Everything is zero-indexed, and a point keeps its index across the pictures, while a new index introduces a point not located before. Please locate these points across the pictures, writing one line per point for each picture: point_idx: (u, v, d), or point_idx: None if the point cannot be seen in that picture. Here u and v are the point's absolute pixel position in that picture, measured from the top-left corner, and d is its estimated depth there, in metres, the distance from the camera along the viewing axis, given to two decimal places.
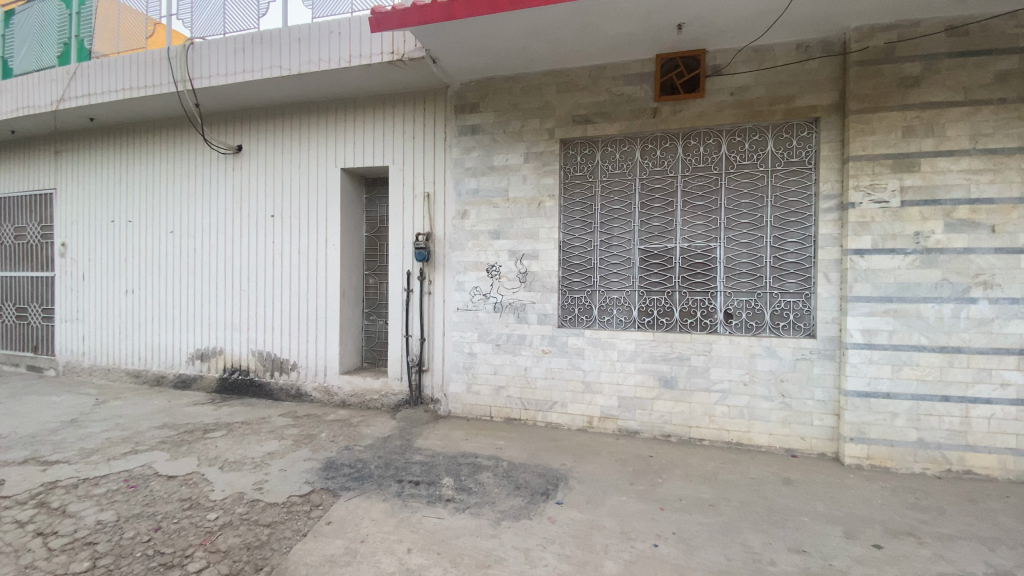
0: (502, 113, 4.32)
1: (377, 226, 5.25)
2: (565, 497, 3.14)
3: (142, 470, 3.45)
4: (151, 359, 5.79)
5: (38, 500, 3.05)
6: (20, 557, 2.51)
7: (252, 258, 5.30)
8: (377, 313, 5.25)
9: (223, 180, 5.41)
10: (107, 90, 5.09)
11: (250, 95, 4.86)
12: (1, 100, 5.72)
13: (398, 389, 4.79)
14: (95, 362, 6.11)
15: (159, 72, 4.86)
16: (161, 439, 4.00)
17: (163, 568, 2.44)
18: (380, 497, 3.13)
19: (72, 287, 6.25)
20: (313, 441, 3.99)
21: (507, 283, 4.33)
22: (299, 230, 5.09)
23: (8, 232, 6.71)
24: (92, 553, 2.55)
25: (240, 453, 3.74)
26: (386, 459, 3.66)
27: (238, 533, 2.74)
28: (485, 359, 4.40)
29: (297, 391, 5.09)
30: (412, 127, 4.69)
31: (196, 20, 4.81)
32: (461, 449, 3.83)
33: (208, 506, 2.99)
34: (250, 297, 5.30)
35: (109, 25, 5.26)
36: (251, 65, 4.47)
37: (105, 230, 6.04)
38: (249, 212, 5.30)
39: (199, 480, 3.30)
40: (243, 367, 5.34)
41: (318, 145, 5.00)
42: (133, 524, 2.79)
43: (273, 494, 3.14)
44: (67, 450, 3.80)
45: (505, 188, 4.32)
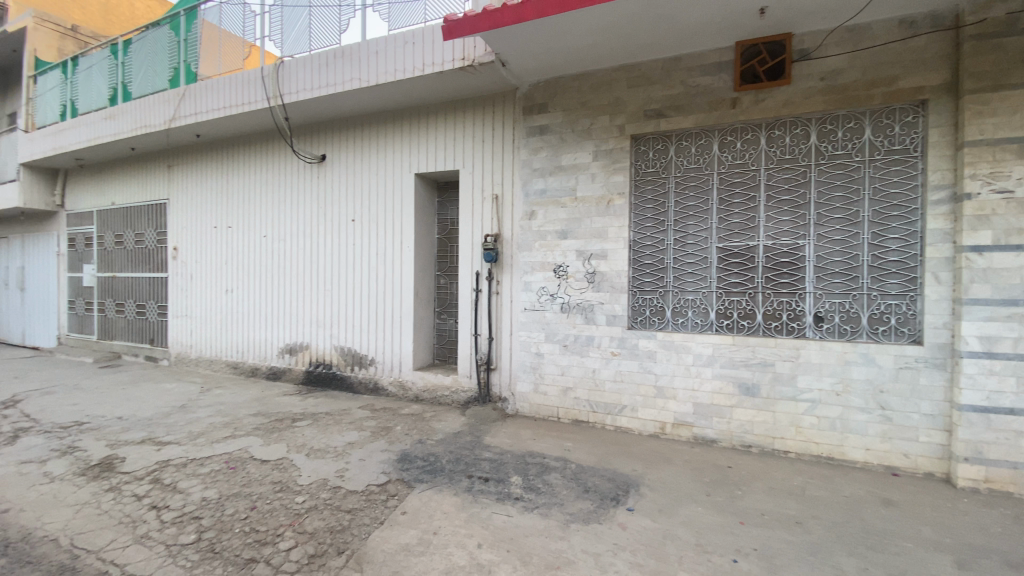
0: (570, 112, 4.29)
1: (448, 228, 5.39)
2: (637, 504, 3.04)
3: (238, 453, 3.77)
4: (248, 352, 6.32)
5: (153, 476, 3.43)
6: (139, 527, 2.83)
7: (334, 259, 5.63)
8: (448, 312, 5.40)
9: (309, 187, 5.80)
10: (211, 108, 5.64)
11: (333, 106, 5.17)
12: (124, 121, 6.49)
13: (467, 386, 4.88)
14: (201, 353, 6.77)
15: (254, 90, 5.31)
16: (255, 426, 4.35)
17: (258, 544, 2.65)
18: (451, 492, 3.21)
19: (182, 286, 6.97)
20: (388, 433, 4.17)
21: (575, 283, 4.28)
22: (376, 232, 5.34)
23: (130, 238, 7.61)
24: (198, 527, 2.82)
25: (323, 442, 3.98)
26: (456, 454, 3.74)
27: (323, 516, 2.91)
28: (553, 359, 4.38)
29: (374, 385, 5.34)
30: (482, 130, 4.77)
31: (285, 40, 5.20)
32: (530, 448, 3.83)
33: (296, 490, 3.20)
34: (333, 296, 5.64)
35: (212, 49, 5.82)
36: (334, 79, 4.76)
37: (209, 235, 6.68)
38: (333, 216, 5.64)
39: (288, 465, 3.55)
40: (326, 362, 5.69)
41: (393, 152, 5.23)
42: (232, 502, 3.06)
43: (352, 482, 3.30)
44: (176, 432, 4.23)
45: (573, 188, 4.28)
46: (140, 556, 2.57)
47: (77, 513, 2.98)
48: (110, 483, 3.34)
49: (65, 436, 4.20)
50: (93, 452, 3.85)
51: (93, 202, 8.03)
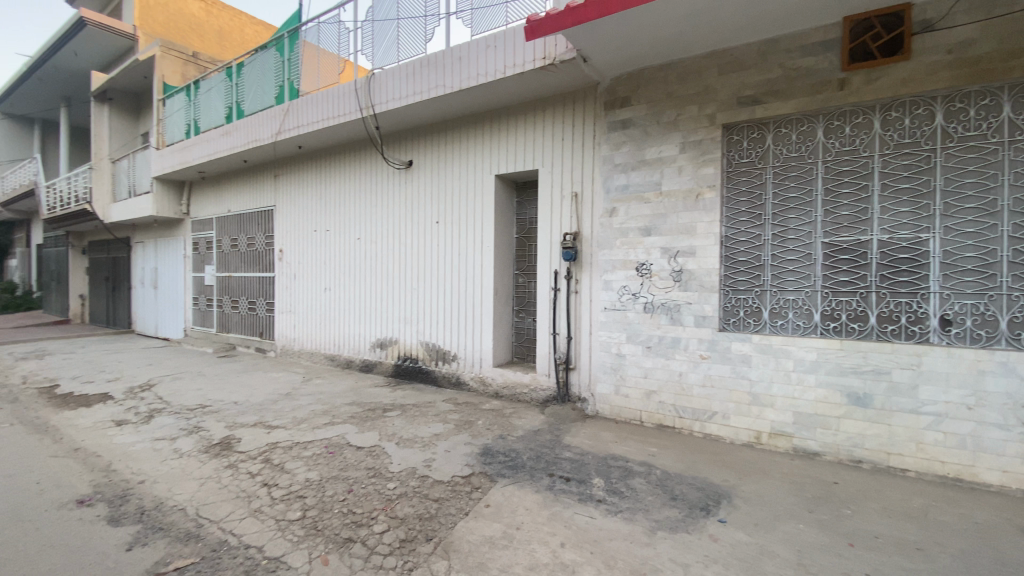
0: (655, 104, 4.15)
1: (527, 227, 5.43)
2: (729, 515, 2.87)
3: (335, 439, 4.04)
4: (343, 346, 6.78)
5: (264, 455, 3.77)
6: (253, 502, 3.12)
7: (420, 258, 5.88)
8: (526, 311, 5.43)
9: (397, 191, 6.11)
10: (311, 121, 6.12)
11: (419, 113, 5.41)
12: (238, 136, 7.22)
13: (546, 385, 4.87)
14: (302, 346, 7.37)
15: (348, 102, 5.69)
16: (350, 415, 4.64)
17: (355, 526, 2.82)
18: (533, 488, 3.22)
19: (286, 285, 7.63)
20: (471, 427, 4.27)
21: (659, 282, 4.13)
22: (459, 232, 5.50)
23: (243, 241, 8.46)
24: (302, 505, 3.06)
25: (411, 432, 4.16)
26: (537, 452, 3.75)
27: (412, 503, 3.04)
28: (635, 361, 4.25)
29: (456, 379, 5.50)
30: (562, 128, 4.75)
31: (377, 53, 5.52)
32: (612, 451, 3.75)
33: (388, 476, 3.37)
34: (419, 294, 5.89)
35: (311, 66, 6.32)
36: (421, 87, 4.98)
37: (310, 238, 7.25)
38: (419, 218, 5.89)
39: (380, 453, 3.74)
40: (413, 356, 5.96)
41: (475, 154, 5.36)
42: (332, 484, 3.29)
43: (438, 473, 3.42)
44: (282, 417, 4.63)
45: (658, 182, 4.14)
46: (254, 528, 2.84)
47: (202, 486, 3.35)
48: (228, 461, 3.72)
49: (191, 417, 4.74)
50: (214, 432, 4.31)
51: (213, 209, 9.02)
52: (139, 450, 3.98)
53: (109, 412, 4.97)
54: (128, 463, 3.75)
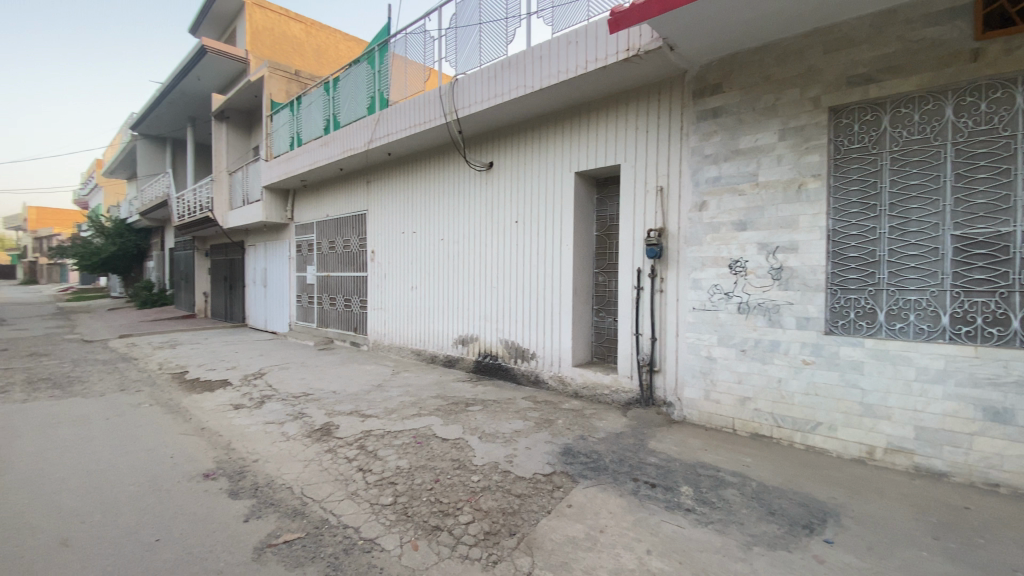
0: (750, 90, 3.89)
1: (608, 224, 5.32)
2: (837, 536, 2.61)
3: (423, 430, 4.22)
4: (428, 342, 7.07)
5: (359, 442, 4.03)
6: (350, 484, 3.34)
7: (501, 257, 5.97)
8: (607, 311, 5.32)
9: (479, 192, 6.25)
10: (399, 129, 6.46)
11: (501, 115, 5.50)
12: (334, 146, 7.79)
13: (628, 387, 4.74)
14: (392, 341, 7.79)
15: (434, 109, 5.92)
16: (435, 408, 4.83)
17: (442, 515, 2.92)
18: (617, 492, 3.14)
19: (377, 283, 8.10)
20: (551, 425, 4.26)
21: (755, 281, 3.86)
22: (539, 231, 5.51)
23: (339, 243, 9.10)
24: (394, 491, 3.22)
25: (494, 427, 4.24)
26: (620, 455, 3.66)
27: (495, 497, 3.09)
28: (727, 364, 4.02)
29: (536, 378, 5.52)
30: (645, 122, 4.61)
31: (459, 58, 5.69)
32: (700, 459, 3.56)
33: (472, 469, 3.46)
34: (500, 293, 5.98)
35: (398, 76, 6.66)
36: (502, 89, 5.08)
37: (398, 239, 7.64)
38: (499, 218, 5.98)
39: (465, 446, 3.85)
40: (493, 354, 6.07)
41: (555, 152, 5.35)
42: (420, 473, 3.43)
43: (520, 469, 3.45)
44: (375, 407, 4.91)
45: (753, 173, 3.87)
46: (351, 509, 3.04)
47: (305, 467, 3.64)
48: (328, 445, 4.01)
49: (296, 404, 5.18)
50: (315, 418, 4.68)
51: (313, 214, 9.80)
52: (252, 431, 4.42)
53: (228, 396, 5.56)
54: (243, 443, 4.17)
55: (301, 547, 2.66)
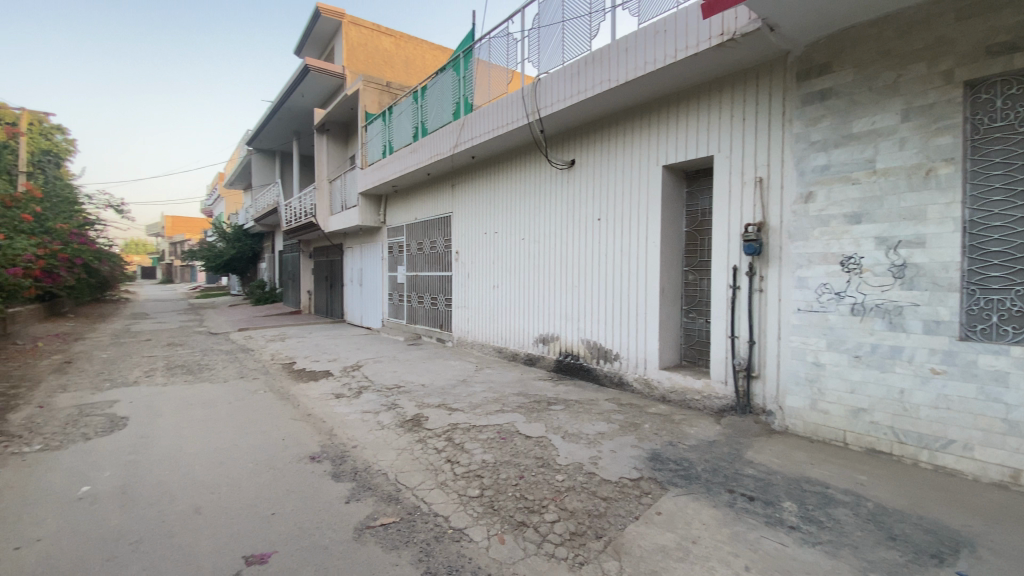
0: (864, 68, 3.52)
1: (699, 219, 5.06)
2: (975, 570, 2.27)
3: (507, 426, 4.28)
4: (510, 339, 7.16)
5: (447, 434, 4.18)
6: (439, 475, 3.48)
7: (583, 256, 5.89)
8: (697, 311, 5.08)
9: (561, 190, 6.22)
10: (483, 131, 6.61)
11: (585, 111, 5.44)
12: (422, 151, 8.16)
13: (722, 393, 4.47)
14: (474, 338, 7.99)
15: (517, 109, 5.99)
16: (518, 405, 4.88)
17: (528, 511, 2.94)
18: (709, 503, 2.97)
19: (461, 282, 8.35)
20: (637, 429, 4.13)
21: (871, 279, 3.48)
22: (623, 229, 5.38)
23: (426, 244, 9.52)
24: (480, 484, 3.29)
25: (577, 427, 4.19)
26: (714, 464, 3.46)
27: (581, 498, 3.05)
28: (837, 371, 3.66)
29: (620, 379, 5.39)
30: (741, 109, 4.33)
31: (542, 58, 5.71)
32: (805, 473, 3.27)
33: (557, 468, 3.44)
34: (582, 292, 5.91)
35: (482, 80, 6.83)
36: (586, 85, 5.02)
37: (481, 238, 7.82)
38: (582, 216, 5.91)
39: (549, 444, 3.84)
40: (575, 353, 6.01)
41: (641, 147, 5.19)
42: (505, 468, 3.48)
43: (606, 472, 3.38)
44: (461, 402, 5.08)
45: (869, 160, 3.49)
46: (440, 499, 3.16)
47: (398, 455, 3.84)
48: (418, 436, 4.21)
49: (389, 395, 5.49)
50: (406, 409, 4.93)
51: (403, 217, 10.34)
52: (351, 419, 4.75)
53: (330, 386, 6.03)
54: (343, 429, 4.50)
55: (395, 531, 2.81)
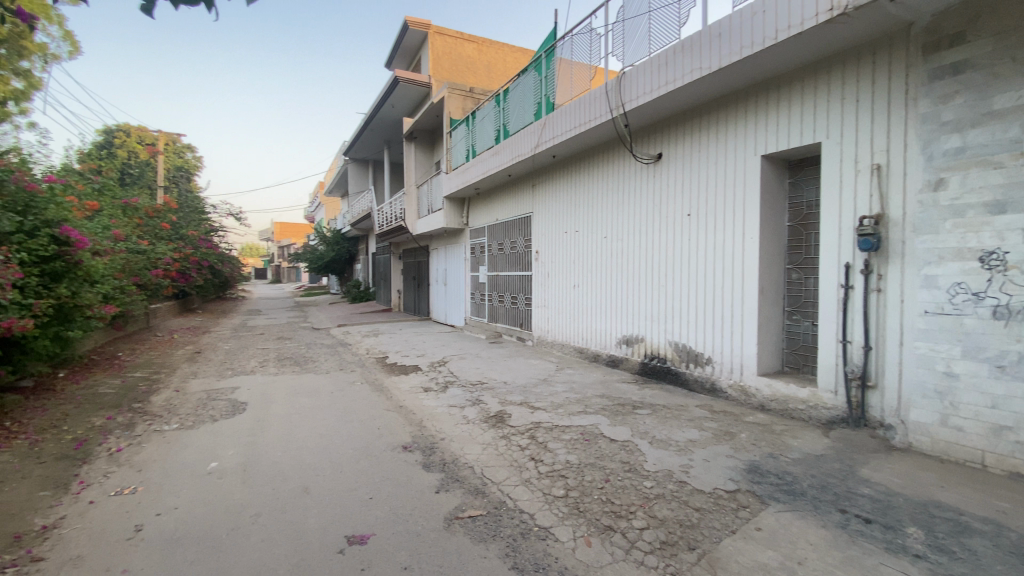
0: (1008, 34, 3.04)
1: (803, 213, 4.66)
2: None
3: (591, 428, 4.22)
4: (592, 340, 7.05)
5: (530, 433, 4.20)
6: (523, 472, 3.50)
7: (671, 254, 5.66)
8: (802, 313, 4.67)
9: (647, 186, 6.02)
10: (565, 129, 6.58)
11: (673, 103, 5.22)
12: (504, 153, 8.29)
13: (830, 403, 4.08)
14: (555, 338, 7.97)
15: (601, 104, 5.88)
16: (602, 407, 4.79)
17: (615, 516, 2.87)
18: (817, 522, 2.71)
19: (542, 281, 8.36)
20: (732, 439, 3.88)
21: (1021, 277, 2.99)
22: (715, 225, 5.09)
23: (507, 244, 9.66)
24: (565, 484, 3.27)
25: (666, 433, 4.03)
26: (821, 481, 3.15)
27: (671, 507, 2.93)
28: (974, 383, 3.19)
29: (712, 385, 5.10)
30: (854, 90, 3.92)
31: (627, 52, 5.57)
32: (935, 497, 2.88)
33: (644, 474, 3.33)
34: (669, 291, 5.68)
35: (564, 78, 6.80)
36: (675, 75, 4.82)
37: (562, 238, 7.78)
38: (670, 213, 5.68)
39: (635, 449, 3.73)
40: (662, 356, 5.79)
41: (736, 137, 4.87)
42: (590, 471, 3.42)
43: (698, 481, 3.21)
44: (543, 401, 5.09)
45: (1017, 139, 3.01)
46: (525, 496, 3.18)
47: (484, 450, 3.93)
48: (502, 432, 4.28)
49: (473, 391, 5.65)
50: (490, 405, 5.04)
51: (485, 219, 10.57)
52: (439, 412, 4.94)
53: (418, 380, 6.34)
54: (431, 422, 4.69)
55: (483, 524, 2.87)
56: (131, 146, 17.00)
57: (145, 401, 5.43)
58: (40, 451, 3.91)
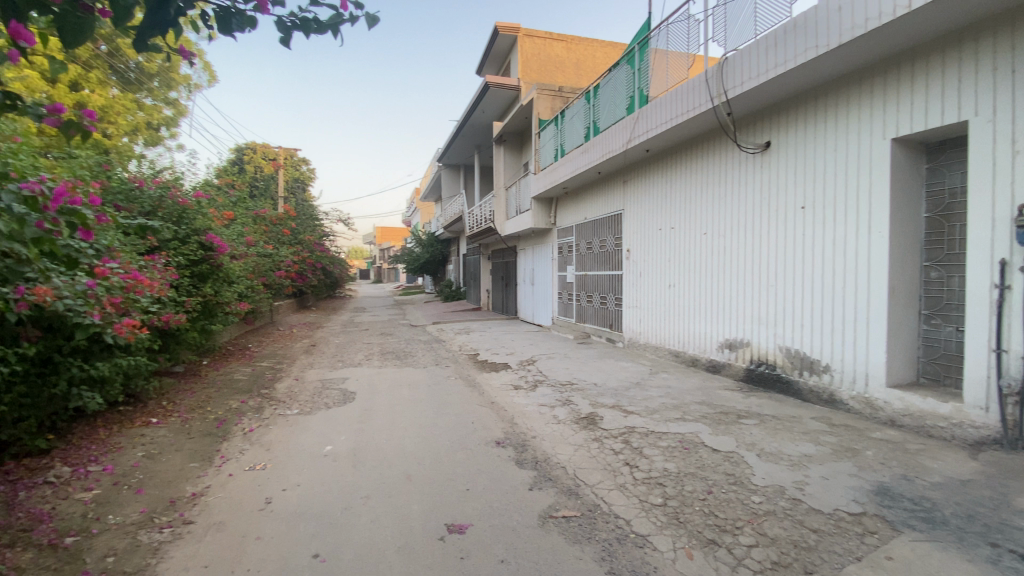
0: None
1: (945, 202, 4.06)
2: None
3: (690, 436, 4.01)
4: (689, 343, 6.72)
5: (624, 437, 4.09)
6: (618, 477, 3.42)
7: (780, 252, 5.22)
8: (942, 317, 4.08)
9: (752, 179, 5.60)
10: (660, 122, 6.34)
11: (783, 87, 4.81)
12: (594, 151, 8.18)
13: (980, 422, 3.51)
14: (648, 340, 7.70)
15: (700, 94, 5.59)
16: (702, 414, 4.53)
17: (719, 530, 2.70)
18: (963, 556, 2.34)
19: (634, 281, 8.11)
20: (855, 456, 3.49)
21: None
22: (834, 220, 4.61)
23: (597, 244, 9.50)
24: (663, 493, 3.14)
25: (776, 446, 3.71)
26: (969, 510, 2.72)
27: (783, 525, 2.69)
28: None
29: (830, 396, 4.63)
30: (1012, 58, 3.35)
31: (730, 36, 5.24)
32: None
33: (752, 488, 3.09)
34: (779, 292, 5.25)
35: (660, 69, 6.56)
36: (786, 56, 4.45)
37: (656, 236, 7.49)
38: (779, 207, 5.24)
39: (741, 461, 3.49)
40: (770, 362, 5.37)
41: (859, 120, 4.38)
42: (691, 481, 3.26)
43: (815, 501, 2.91)
44: (636, 405, 4.94)
45: None
46: (621, 501, 3.11)
47: (576, 451, 3.90)
48: (594, 434, 4.21)
49: (563, 391, 5.63)
50: (581, 406, 4.99)
51: (573, 218, 10.49)
52: (529, 410, 4.99)
53: (509, 377, 6.46)
54: (523, 420, 4.75)
55: (577, 525, 2.85)
56: (257, 161, 19.16)
57: (270, 387, 6.10)
58: (190, 428, 4.54)
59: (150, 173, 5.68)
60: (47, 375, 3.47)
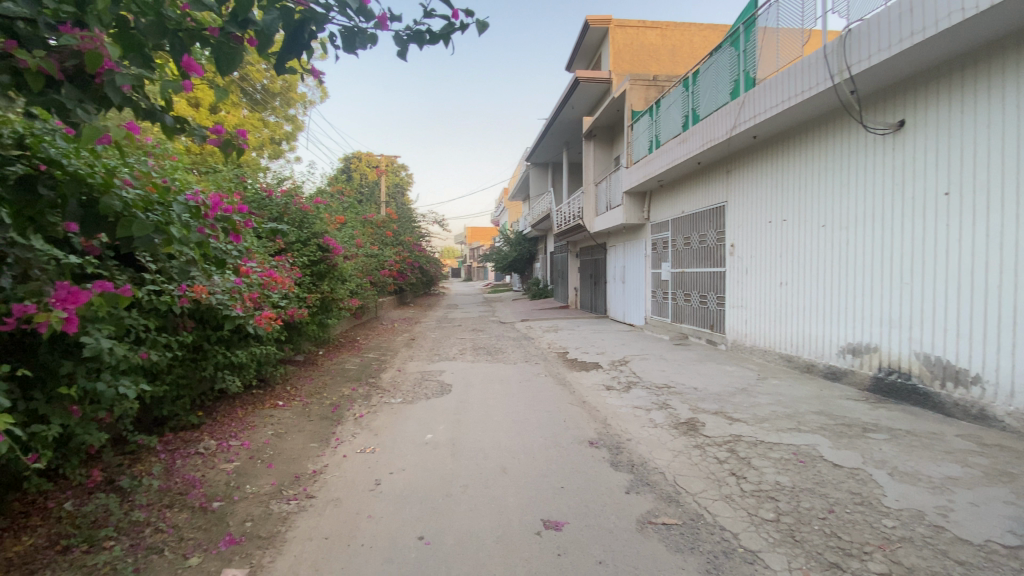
0: None
1: None
2: None
3: (806, 448, 3.67)
4: (804, 347, 6.15)
5: (729, 446, 3.84)
6: (723, 487, 3.22)
7: (917, 245, 4.59)
8: None
9: (880, 164, 4.98)
10: (768, 107, 5.87)
11: (920, 58, 4.23)
12: (693, 141, 7.77)
13: None
14: (756, 342, 7.16)
15: (817, 73, 5.08)
16: (820, 425, 4.12)
17: (843, 553, 2.44)
18: None
19: (739, 279, 7.58)
20: (1015, 481, 2.97)
21: None
22: (989, 207, 3.96)
23: (695, 239, 9.02)
24: (775, 508, 2.91)
25: (912, 466, 3.27)
26: None
27: (922, 555, 2.37)
28: None
29: (981, 411, 3.99)
30: None
31: (852, 4, 4.71)
32: None
33: (883, 511, 2.75)
34: (914, 292, 4.62)
35: (768, 48, 6.07)
36: (924, 22, 3.90)
37: (764, 230, 6.94)
38: (916, 195, 4.60)
39: (868, 479, 3.12)
40: (903, 370, 4.75)
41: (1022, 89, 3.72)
42: (808, 497, 2.97)
43: (962, 530, 2.52)
44: (742, 412, 4.62)
45: None
46: (727, 512, 2.92)
47: (675, 457, 3.74)
48: (696, 441, 4.01)
49: (659, 394, 5.42)
50: (680, 411, 4.78)
51: (669, 213, 10.06)
52: (623, 412, 4.87)
53: (602, 377, 6.35)
54: (617, 421, 4.66)
55: (678, 533, 2.73)
56: (362, 169, 20.72)
57: (377, 378, 6.56)
58: (311, 412, 5.03)
59: (275, 182, 6.35)
60: (199, 360, 4.01)
